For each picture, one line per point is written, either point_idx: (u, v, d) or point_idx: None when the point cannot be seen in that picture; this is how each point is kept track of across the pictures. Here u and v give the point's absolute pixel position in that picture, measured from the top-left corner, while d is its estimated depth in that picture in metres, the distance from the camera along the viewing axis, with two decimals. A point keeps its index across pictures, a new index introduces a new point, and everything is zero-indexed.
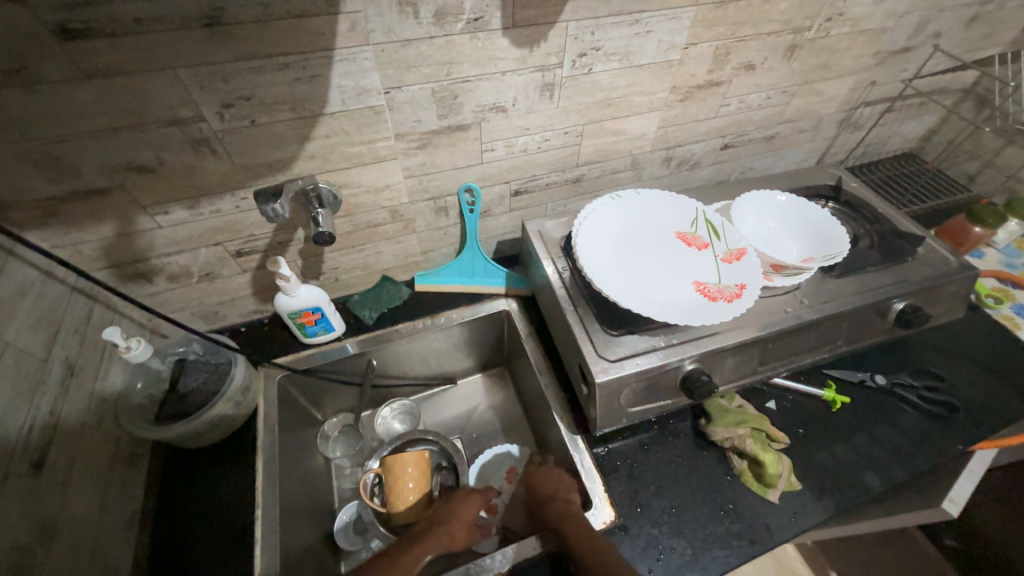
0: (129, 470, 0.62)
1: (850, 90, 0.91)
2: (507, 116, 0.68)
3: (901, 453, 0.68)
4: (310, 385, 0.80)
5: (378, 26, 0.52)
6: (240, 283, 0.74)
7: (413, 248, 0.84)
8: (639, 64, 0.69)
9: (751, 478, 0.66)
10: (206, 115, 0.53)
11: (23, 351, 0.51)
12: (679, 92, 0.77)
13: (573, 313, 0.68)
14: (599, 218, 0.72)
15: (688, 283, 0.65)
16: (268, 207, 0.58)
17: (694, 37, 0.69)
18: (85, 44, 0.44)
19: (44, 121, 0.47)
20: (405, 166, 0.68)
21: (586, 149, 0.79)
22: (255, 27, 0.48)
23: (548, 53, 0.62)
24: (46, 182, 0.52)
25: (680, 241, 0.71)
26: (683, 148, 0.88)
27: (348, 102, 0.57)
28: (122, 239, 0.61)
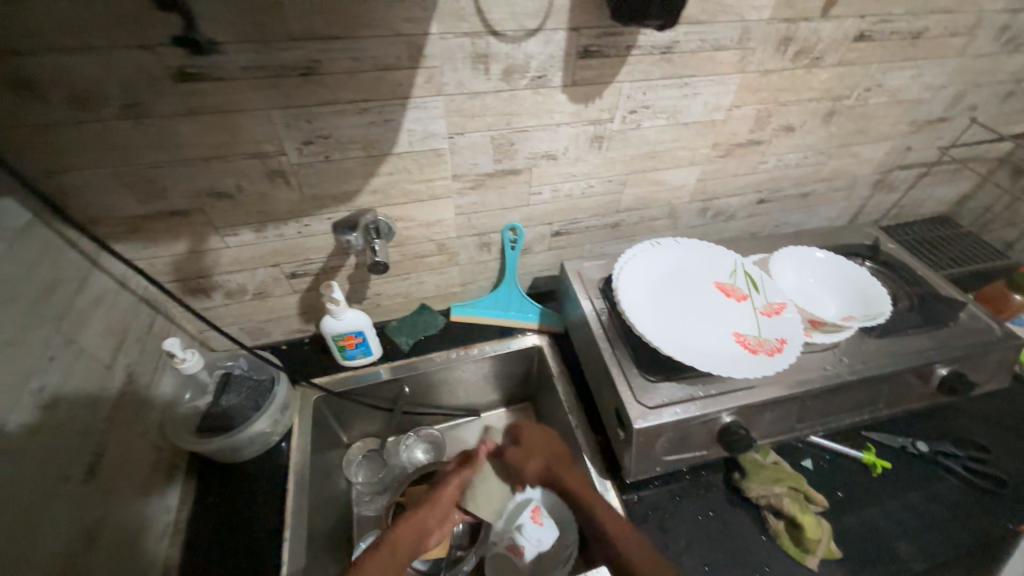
0: (167, 480, 0.63)
1: (885, 154, 0.94)
2: (557, 163, 0.71)
3: (945, 526, 0.66)
4: (343, 407, 0.81)
5: (452, 80, 0.56)
6: (289, 303, 0.77)
7: (453, 279, 0.86)
8: (685, 122, 0.73)
9: (790, 542, 0.64)
10: (287, 149, 0.57)
11: (93, 358, 0.54)
12: (720, 148, 0.80)
13: (611, 355, 0.68)
14: (639, 262, 0.73)
15: (728, 333, 0.66)
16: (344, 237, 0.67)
17: (738, 100, 0.72)
18: (197, 85, 0.49)
19: (147, 148, 0.52)
20: (457, 204, 0.72)
21: (627, 196, 0.82)
22: (344, 77, 0.52)
23: (602, 109, 0.66)
24: (136, 203, 0.56)
25: (719, 290, 0.72)
26: (720, 200, 0.91)
27: (414, 144, 0.62)
28: (192, 256, 0.64)
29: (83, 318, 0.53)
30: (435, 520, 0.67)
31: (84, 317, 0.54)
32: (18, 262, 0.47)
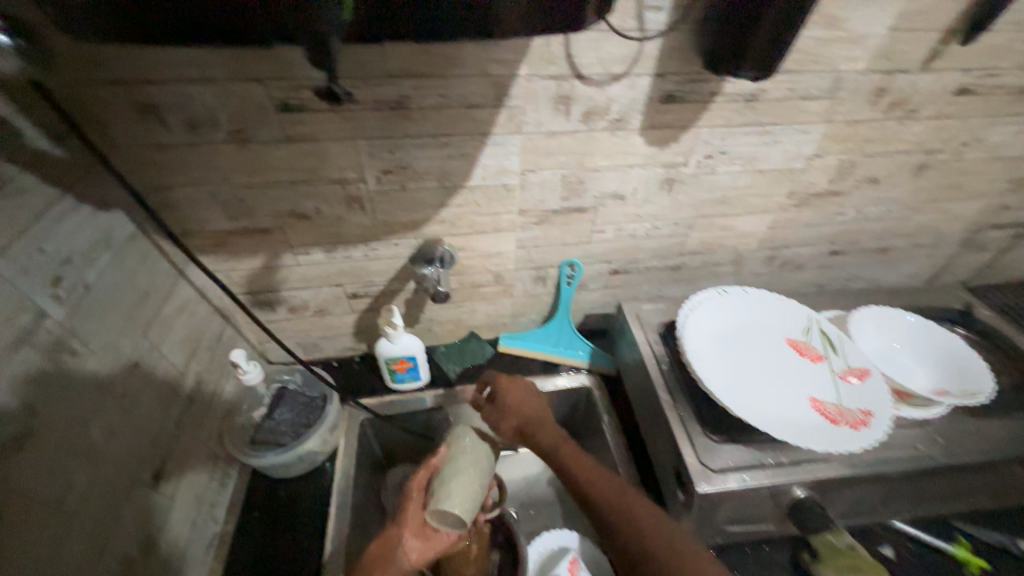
0: (219, 489, 0.63)
1: (978, 211, 0.87)
2: (624, 203, 0.70)
3: None
4: (386, 431, 0.80)
5: (533, 119, 0.57)
6: (346, 321, 0.79)
7: (505, 310, 0.85)
8: (762, 170, 0.70)
9: None
10: (367, 178, 0.59)
11: (170, 364, 0.56)
12: (796, 197, 0.76)
13: (673, 410, 0.64)
14: (705, 311, 0.69)
15: (803, 397, 0.61)
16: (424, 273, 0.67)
17: (821, 149, 0.69)
18: (297, 115, 0.51)
19: (243, 171, 0.55)
20: (519, 238, 0.72)
21: (692, 240, 0.79)
22: (430, 113, 0.54)
23: (677, 153, 0.65)
24: (226, 219, 0.59)
25: (791, 348, 0.67)
26: (789, 250, 0.87)
27: (487, 179, 0.62)
28: (266, 271, 0.67)
29: (167, 324, 0.56)
30: (409, 534, 0.57)
31: (168, 324, 0.56)
32: (121, 269, 0.49)
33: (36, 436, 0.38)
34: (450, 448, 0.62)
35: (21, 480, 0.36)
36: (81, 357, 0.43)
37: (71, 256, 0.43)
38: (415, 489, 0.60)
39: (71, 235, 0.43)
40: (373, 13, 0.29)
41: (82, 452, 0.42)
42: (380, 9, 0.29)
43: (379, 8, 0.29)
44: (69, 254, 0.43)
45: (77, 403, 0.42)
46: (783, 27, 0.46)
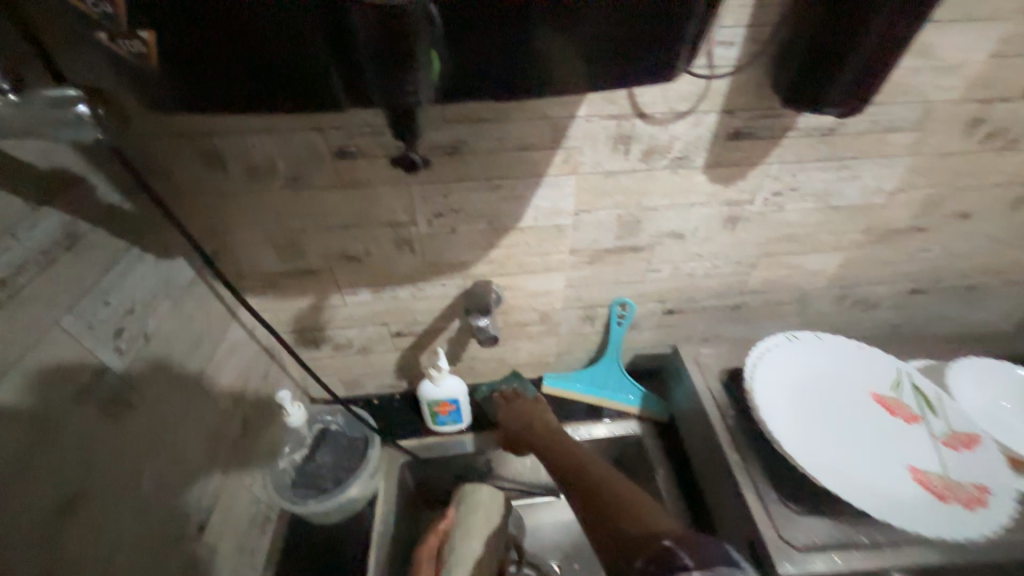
0: (260, 535, 0.62)
1: None
2: (682, 242, 0.66)
3: None
4: (426, 475, 0.77)
5: (590, 159, 0.54)
6: (388, 359, 0.77)
7: (550, 349, 0.81)
8: (836, 206, 0.64)
9: None
10: (417, 220, 0.58)
11: (220, 408, 0.56)
12: (873, 234, 0.70)
13: (744, 472, 0.58)
14: (777, 359, 0.62)
15: (901, 467, 0.54)
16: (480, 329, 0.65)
17: (905, 183, 0.63)
18: (352, 161, 0.51)
19: (297, 215, 0.55)
20: (569, 277, 0.69)
21: (755, 279, 0.74)
22: (485, 156, 0.52)
23: (742, 190, 0.60)
24: (278, 261, 0.59)
25: (880, 406, 0.59)
26: (862, 289, 0.79)
27: (539, 220, 0.60)
28: (313, 310, 0.66)
29: (218, 368, 0.56)
30: None
31: (219, 368, 0.56)
32: (178, 316, 0.49)
33: (89, 495, 0.37)
34: (456, 508, 0.69)
35: (77, 539, 0.36)
36: (137, 409, 0.42)
37: (134, 306, 0.43)
38: (428, 553, 0.65)
39: (135, 285, 0.44)
40: (454, 74, 0.28)
41: (132, 508, 0.41)
42: (458, 71, 0.27)
43: (459, 72, 0.28)
44: (131, 303, 0.43)
45: (131, 457, 0.41)
46: (879, 57, 0.41)
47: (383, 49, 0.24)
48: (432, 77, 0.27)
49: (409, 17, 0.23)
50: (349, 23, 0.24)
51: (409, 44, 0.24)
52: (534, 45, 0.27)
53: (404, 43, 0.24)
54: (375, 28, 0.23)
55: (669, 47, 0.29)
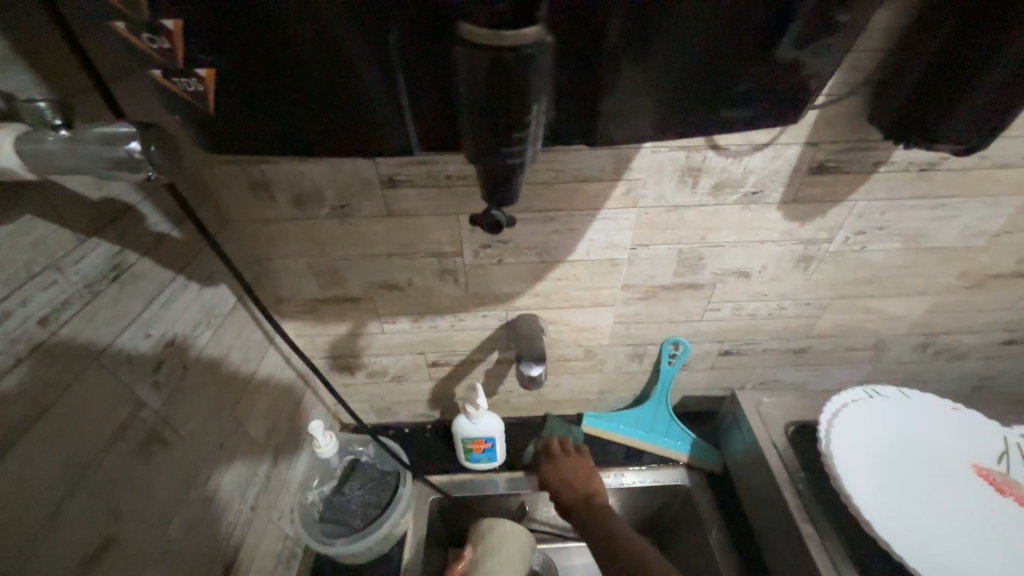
0: (285, 573, 0.58)
1: None
2: (747, 281, 0.60)
3: None
4: (455, 515, 0.72)
5: (653, 192, 0.50)
6: (422, 389, 0.74)
7: (592, 386, 0.76)
8: (928, 247, 0.57)
9: None
10: (464, 252, 0.55)
11: (252, 441, 0.53)
12: (968, 278, 0.62)
13: (821, 550, 0.52)
14: (860, 420, 0.55)
15: (1023, 562, 0.46)
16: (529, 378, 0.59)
17: (1012, 224, 0.56)
18: (401, 190, 0.48)
19: (341, 243, 0.53)
20: (619, 313, 0.64)
21: (825, 322, 0.67)
22: (540, 187, 0.49)
23: (821, 228, 0.54)
24: (318, 288, 0.57)
25: (986, 481, 0.52)
26: (950, 336, 0.70)
27: (592, 253, 0.56)
28: (350, 337, 0.64)
29: (254, 398, 0.54)
30: None
31: (254, 398, 0.54)
32: (218, 345, 0.48)
33: (116, 542, 0.35)
34: (474, 550, 0.63)
35: None
36: (170, 446, 0.40)
37: (174, 337, 0.42)
38: None
39: (177, 315, 0.42)
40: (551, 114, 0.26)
41: (158, 554, 0.39)
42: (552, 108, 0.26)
43: (557, 108, 0.26)
44: (172, 335, 0.41)
45: (161, 499, 0.39)
46: (995, 104, 0.36)
47: (489, 102, 0.21)
48: (540, 127, 0.24)
49: (530, 72, 0.20)
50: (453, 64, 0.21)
51: (522, 103, 0.21)
52: (631, 83, 0.25)
53: (516, 96, 0.21)
54: (485, 76, 0.20)
55: (770, 81, 0.26)
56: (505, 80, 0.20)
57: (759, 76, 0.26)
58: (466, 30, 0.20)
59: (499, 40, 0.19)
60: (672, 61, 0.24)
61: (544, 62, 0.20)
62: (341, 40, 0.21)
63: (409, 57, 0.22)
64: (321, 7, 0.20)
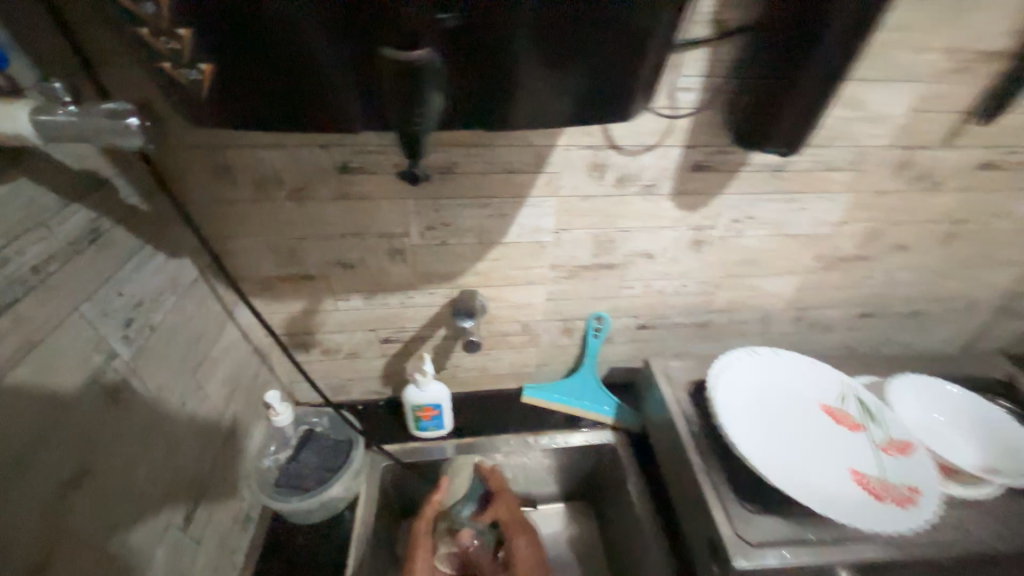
0: (242, 532, 0.63)
1: (1011, 281, 0.86)
2: (653, 261, 0.72)
3: None
4: (406, 481, 0.79)
5: (569, 183, 0.60)
6: (375, 365, 0.80)
7: (530, 360, 0.86)
8: (789, 234, 0.72)
9: None
10: (411, 233, 0.62)
11: (212, 404, 0.58)
12: (823, 261, 0.77)
13: (705, 476, 0.61)
14: (736, 371, 0.68)
15: (845, 471, 0.58)
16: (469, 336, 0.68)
17: (847, 216, 0.71)
18: (353, 176, 0.55)
19: (299, 224, 0.59)
20: (549, 290, 0.74)
21: (720, 298, 0.80)
22: (476, 177, 0.58)
23: (705, 217, 0.67)
24: (276, 266, 0.63)
25: (827, 415, 0.65)
26: (818, 311, 0.86)
27: (522, 236, 0.66)
28: (306, 314, 0.70)
29: (214, 365, 0.59)
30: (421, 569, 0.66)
31: (214, 366, 0.59)
32: (181, 314, 0.53)
33: (91, 473, 0.39)
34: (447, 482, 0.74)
35: (72, 522, 0.37)
36: (139, 396, 0.45)
37: (144, 300, 0.47)
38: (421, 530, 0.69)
39: (146, 281, 0.47)
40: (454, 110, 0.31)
41: (127, 493, 0.43)
42: (447, 117, 0.32)
43: (457, 104, 0.31)
44: (142, 298, 0.47)
45: (131, 443, 0.44)
46: (802, 119, 0.49)
47: (400, 98, 0.28)
48: (436, 113, 0.29)
49: (424, 73, 0.27)
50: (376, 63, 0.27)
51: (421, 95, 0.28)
52: (527, 87, 0.31)
53: (415, 93, 0.27)
54: (395, 78, 0.27)
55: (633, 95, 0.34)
56: (410, 83, 0.27)
57: (623, 92, 0.34)
58: (388, 52, 0.26)
59: (405, 57, 0.26)
60: (551, 110, 0.33)
61: (435, 70, 0.27)
62: (289, 49, 0.27)
63: (344, 58, 0.28)
64: (277, 27, 0.26)
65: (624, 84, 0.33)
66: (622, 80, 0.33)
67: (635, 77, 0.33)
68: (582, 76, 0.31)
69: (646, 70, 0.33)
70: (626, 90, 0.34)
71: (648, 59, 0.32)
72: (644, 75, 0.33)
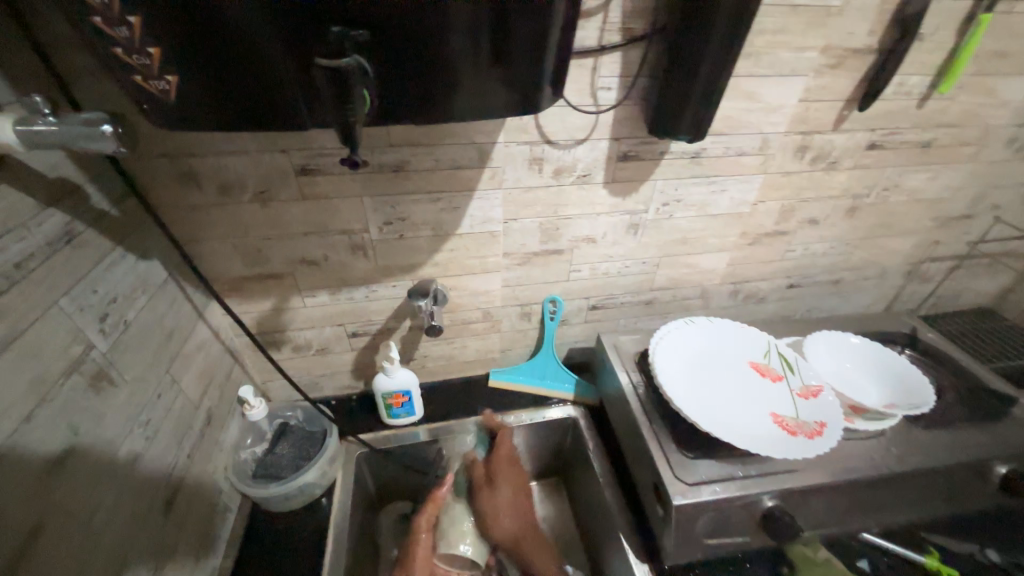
0: (222, 522, 0.66)
1: (913, 247, 0.98)
2: (596, 245, 0.80)
3: None
4: (382, 467, 0.83)
5: (512, 176, 0.67)
6: (345, 359, 0.84)
7: (494, 345, 0.91)
8: (714, 214, 0.81)
9: None
10: (370, 229, 0.68)
11: (186, 399, 0.61)
12: (748, 237, 0.87)
13: (650, 431, 0.69)
14: (675, 338, 0.77)
15: (765, 414, 0.68)
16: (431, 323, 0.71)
17: (762, 196, 0.80)
18: (312, 178, 0.61)
19: (263, 225, 0.63)
20: (505, 277, 0.80)
21: (661, 277, 0.88)
22: (426, 173, 0.64)
23: (637, 202, 0.75)
24: (244, 266, 0.67)
25: (754, 370, 0.75)
26: (751, 284, 0.96)
27: (475, 227, 0.72)
28: (275, 312, 0.74)
29: (186, 362, 0.62)
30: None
31: (187, 362, 0.62)
32: (153, 311, 0.57)
33: (74, 453, 0.43)
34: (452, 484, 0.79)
35: (60, 497, 0.41)
36: (116, 385, 0.49)
37: (116, 298, 0.51)
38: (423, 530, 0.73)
39: (117, 280, 0.51)
40: (381, 108, 0.37)
41: (107, 475, 0.46)
42: (376, 113, 0.37)
43: (383, 102, 0.37)
44: (114, 295, 0.50)
45: (110, 429, 0.47)
46: (699, 109, 0.58)
47: (332, 98, 0.33)
48: (365, 110, 0.35)
49: (349, 77, 0.32)
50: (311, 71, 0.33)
51: (350, 95, 0.33)
52: (444, 88, 0.37)
53: (346, 95, 0.33)
54: (328, 83, 0.32)
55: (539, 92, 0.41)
56: (339, 86, 0.32)
57: (529, 91, 0.40)
58: (318, 60, 0.31)
59: (333, 63, 0.31)
60: (469, 106, 0.39)
61: (358, 76, 0.32)
62: (240, 64, 0.33)
63: (289, 71, 0.33)
64: (231, 47, 0.32)
65: (531, 84, 0.40)
66: (530, 83, 0.40)
67: (538, 75, 0.40)
68: (493, 79, 0.38)
69: (547, 76, 0.41)
70: (533, 87, 0.40)
71: (548, 66, 0.40)
72: (547, 76, 0.40)
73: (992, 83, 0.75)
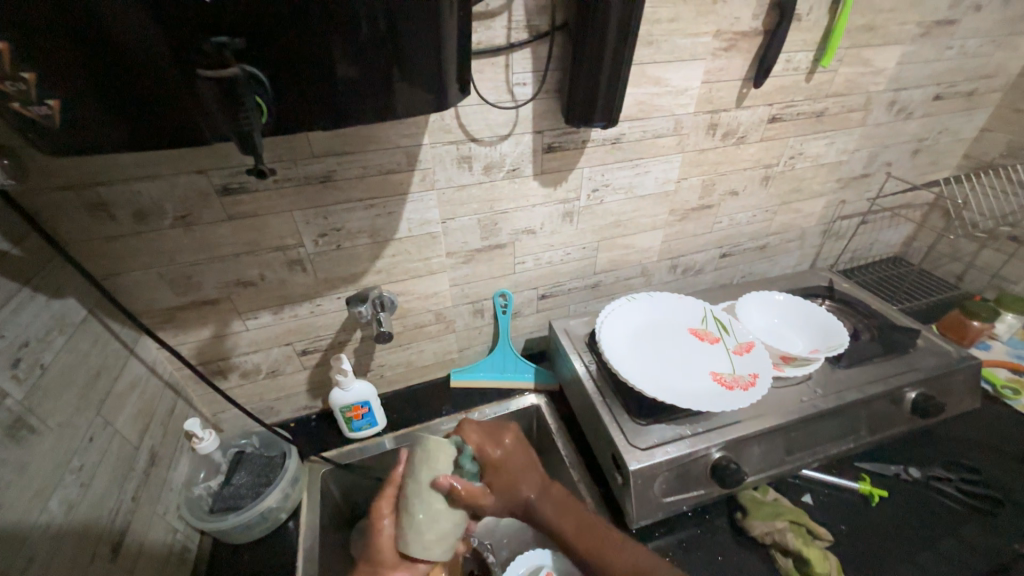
0: (180, 564, 0.63)
1: (824, 208, 1.08)
2: (536, 236, 0.82)
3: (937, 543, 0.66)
4: (349, 483, 0.81)
5: (443, 176, 0.69)
6: (299, 379, 0.82)
7: (451, 346, 0.93)
8: (642, 195, 0.85)
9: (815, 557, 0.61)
10: (305, 243, 0.67)
11: (124, 440, 0.58)
12: (677, 213, 0.92)
13: (603, 405, 0.72)
14: (618, 316, 0.82)
15: (706, 373, 0.73)
16: (381, 331, 0.69)
17: (684, 173, 0.86)
18: (237, 196, 0.60)
19: (189, 250, 0.61)
20: (451, 277, 0.81)
21: (602, 260, 0.92)
22: (353, 181, 0.64)
23: (568, 190, 0.79)
24: (173, 295, 0.64)
25: (693, 335, 0.80)
26: (687, 258, 1.02)
27: (413, 230, 0.73)
28: (215, 340, 0.71)
29: (120, 401, 0.59)
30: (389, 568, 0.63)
31: (120, 401, 0.59)
32: (74, 351, 0.54)
33: None
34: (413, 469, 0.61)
35: None
36: (40, 433, 0.47)
37: (27, 341, 0.48)
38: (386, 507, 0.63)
39: (27, 323, 0.49)
40: (282, 117, 0.38)
41: (38, 527, 0.44)
42: (277, 121, 0.38)
43: (284, 113, 0.37)
44: (26, 338, 0.48)
45: (36, 476, 0.45)
46: (606, 98, 0.62)
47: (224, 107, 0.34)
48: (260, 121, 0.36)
49: (236, 86, 0.33)
50: (198, 89, 0.33)
51: (242, 104, 0.34)
52: (348, 90, 0.38)
53: (238, 104, 0.34)
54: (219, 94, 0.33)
55: (445, 90, 0.43)
56: (228, 95, 0.33)
57: (435, 92, 0.43)
58: (203, 73, 0.32)
59: (219, 74, 0.32)
60: (376, 110, 0.41)
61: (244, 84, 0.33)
62: (128, 86, 0.33)
63: (181, 90, 0.34)
64: (113, 68, 0.32)
65: (435, 82, 0.42)
66: (434, 78, 0.41)
67: (441, 73, 0.42)
68: (399, 82, 0.40)
69: (449, 75, 0.43)
70: (438, 85, 0.42)
71: (449, 65, 0.42)
72: (450, 75, 0.43)
73: (866, 54, 0.84)
